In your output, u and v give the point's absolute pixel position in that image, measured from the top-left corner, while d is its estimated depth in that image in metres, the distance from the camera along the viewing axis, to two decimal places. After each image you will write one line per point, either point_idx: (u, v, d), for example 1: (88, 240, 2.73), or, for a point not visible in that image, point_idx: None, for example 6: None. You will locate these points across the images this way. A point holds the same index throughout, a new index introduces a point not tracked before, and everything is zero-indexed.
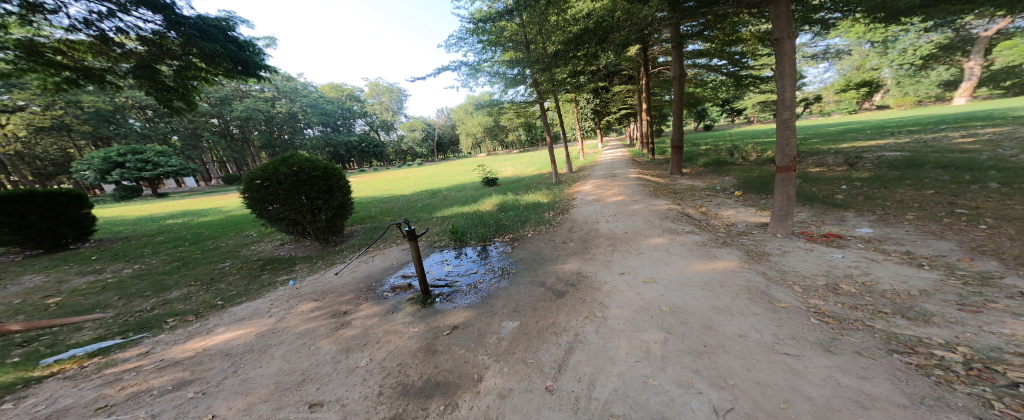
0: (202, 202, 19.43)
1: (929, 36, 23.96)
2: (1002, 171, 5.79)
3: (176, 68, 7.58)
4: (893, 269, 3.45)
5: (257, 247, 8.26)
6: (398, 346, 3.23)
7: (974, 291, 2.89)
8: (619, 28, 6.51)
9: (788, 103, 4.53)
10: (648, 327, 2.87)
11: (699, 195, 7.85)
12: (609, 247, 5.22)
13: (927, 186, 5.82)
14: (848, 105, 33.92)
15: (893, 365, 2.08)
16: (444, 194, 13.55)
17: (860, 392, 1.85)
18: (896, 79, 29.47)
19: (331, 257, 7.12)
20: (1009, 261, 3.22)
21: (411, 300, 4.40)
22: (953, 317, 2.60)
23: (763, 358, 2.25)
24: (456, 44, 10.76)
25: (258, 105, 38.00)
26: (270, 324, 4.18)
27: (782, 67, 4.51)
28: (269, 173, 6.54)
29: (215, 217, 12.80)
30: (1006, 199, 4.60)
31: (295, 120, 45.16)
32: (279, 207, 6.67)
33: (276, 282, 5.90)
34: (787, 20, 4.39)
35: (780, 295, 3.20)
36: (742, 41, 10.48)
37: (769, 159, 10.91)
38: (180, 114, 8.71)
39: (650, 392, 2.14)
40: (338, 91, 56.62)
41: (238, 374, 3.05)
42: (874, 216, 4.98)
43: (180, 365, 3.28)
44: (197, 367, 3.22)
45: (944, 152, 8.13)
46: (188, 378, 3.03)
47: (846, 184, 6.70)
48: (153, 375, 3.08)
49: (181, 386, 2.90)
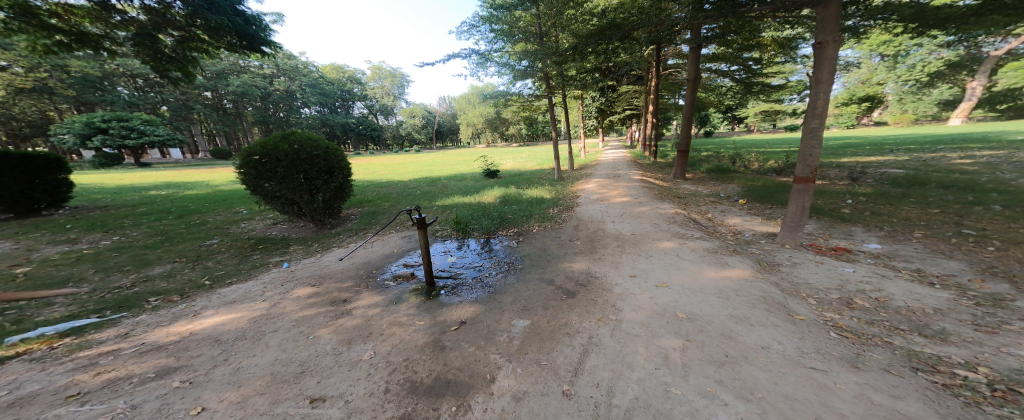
0: (189, 174, 18.82)
1: (939, 54, 24.35)
2: (1003, 194, 5.92)
3: (178, 39, 7.25)
4: (904, 287, 3.46)
5: (247, 226, 7.95)
6: (403, 340, 3.10)
7: (988, 312, 2.88)
8: (648, 24, 6.43)
9: (819, 111, 4.53)
10: (665, 333, 2.81)
11: (703, 201, 7.86)
12: (618, 248, 5.15)
13: (930, 204, 5.91)
14: (848, 120, 34.67)
15: (921, 384, 2.02)
16: (444, 183, 13.36)
17: (893, 411, 1.80)
18: (898, 95, 30.10)
19: (327, 241, 6.90)
20: (1019, 284, 3.25)
21: (415, 291, 4.26)
22: (970, 336, 2.56)
23: (789, 371, 2.19)
24: (468, 31, 10.48)
25: (254, 81, 36.83)
26: (264, 309, 3.99)
27: (821, 73, 4.52)
28: (267, 148, 6.26)
29: (202, 191, 12.31)
30: (1010, 222, 4.71)
31: (291, 99, 43.92)
32: (275, 185, 6.41)
33: (269, 263, 5.68)
34: (834, 23, 4.37)
35: (796, 306, 3.17)
36: (760, 46, 10.49)
37: (771, 169, 11.05)
38: (178, 86, 8.34)
39: (673, 401, 2.06)
40: (339, 72, 55.31)
41: (230, 363, 2.87)
42: (881, 232, 5.01)
43: (163, 350, 3.08)
44: (183, 354, 3.02)
45: (945, 171, 8.30)
46: (173, 365, 2.84)
47: (850, 199, 6.77)
48: (132, 360, 2.88)
49: (164, 374, 2.71)
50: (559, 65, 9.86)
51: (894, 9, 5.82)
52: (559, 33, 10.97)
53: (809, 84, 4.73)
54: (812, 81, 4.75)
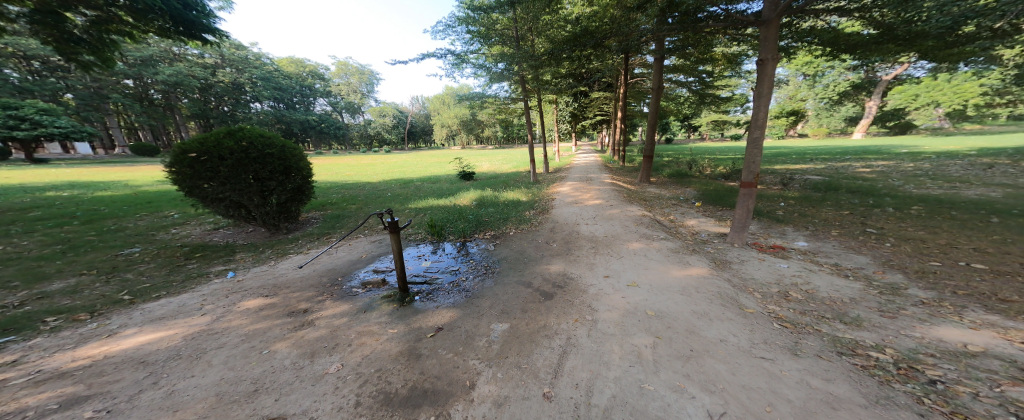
0: (102, 172, 16.09)
1: (847, 75, 28.84)
2: (895, 198, 7.15)
3: (92, 19, 6.25)
4: (828, 279, 4.02)
5: (179, 232, 7.00)
6: (375, 350, 2.94)
7: (889, 299, 3.45)
8: (618, 34, 6.87)
9: (760, 123, 5.14)
10: (637, 331, 3.01)
11: (665, 203, 8.47)
12: (591, 249, 5.37)
13: (844, 207, 6.95)
14: (778, 131, 39.46)
15: (845, 367, 2.37)
16: (417, 185, 12.95)
17: (827, 394, 2.09)
18: (816, 111, 34.98)
19: (282, 246, 6.32)
20: (910, 275, 3.94)
21: (386, 298, 4.08)
22: (878, 321, 3.05)
23: (744, 363, 2.47)
24: (444, 31, 10.31)
25: (192, 71, 32.81)
26: (206, 324, 3.55)
27: (762, 88, 5.16)
28: (208, 145, 5.58)
29: (121, 192, 10.59)
30: (900, 222, 5.72)
31: (238, 92, 39.75)
32: (217, 186, 5.74)
33: (210, 273, 5.06)
34: (774, 44, 5.00)
35: (745, 301, 3.56)
36: (712, 61, 11.56)
37: (721, 174, 12.24)
38: (90, 71, 7.14)
39: (647, 397, 2.19)
40: (297, 65, 51.80)
41: (161, 387, 2.51)
42: (808, 231, 5.78)
43: (70, 377, 2.60)
44: (98, 379, 2.57)
45: (853, 178, 9.84)
46: (84, 393, 2.40)
47: (784, 202, 7.73)
48: (27, 391, 2.39)
49: (74, 404, 2.30)
50: (535, 69, 10.08)
51: (818, 34, 6.79)
52: (534, 38, 11.19)
53: (753, 97, 5.36)
54: (755, 96, 5.39)
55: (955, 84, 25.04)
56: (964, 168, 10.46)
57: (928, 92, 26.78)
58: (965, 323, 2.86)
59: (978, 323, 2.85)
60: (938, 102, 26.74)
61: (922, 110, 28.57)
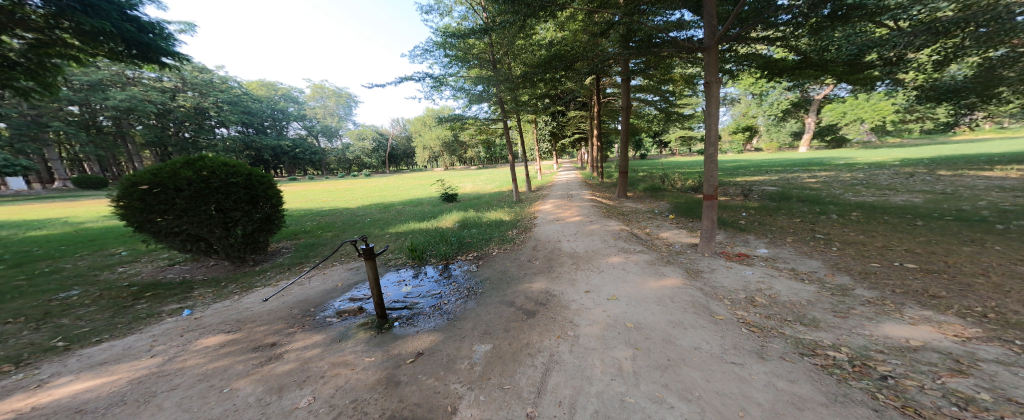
0: (35, 210, 14.47)
1: (787, 95, 32.31)
2: (839, 206, 7.92)
3: (31, 42, 5.86)
4: (787, 284, 4.33)
5: (127, 271, 6.39)
6: (350, 380, 2.80)
7: (841, 300, 3.77)
8: (584, 58, 7.45)
9: (713, 139, 5.61)
10: (618, 344, 3.09)
11: (642, 217, 8.87)
12: (572, 265, 5.48)
13: (796, 214, 7.62)
14: (737, 146, 42.98)
15: (807, 367, 2.55)
16: (399, 208, 12.75)
17: (792, 394, 2.23)
18: (766, 127, 38.55)
19: (247, 279, 5.94)
20: (855, 276, 4.34)
21: (363, 325, 3.92)
22: (832, 321, 3.31)
23: (716, 369, 2.60)
24: (421, 55, 10.53)
25: (148, 95, 30.94)
26: (157, 365, 3.22)
27: (710, 107, 5.73)
28: (162, 176, 5.24)
29: (57, 230, 9.55)
30: (844, 228, 6.32)
31: (201, 117, 37.68)
32: (172, 219, 5.37)
33: (162, 312, 4.62)
34: (716, 68, 5.59)
35: (716, 307, 3.76)
36: (673, 81, 12.62)
37: (690, 187, 13.04)
38: (28, 97, 6.56)
39: (629, 410, 2.23)
40: (269, 90, 51.08)
41: None
42: (768, 239, 6.23)
43: None
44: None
45: (802, 188, 10.87)
46: None
47: (745, 211, 8.34)
48: None
49: None
50: (512, 91, 10.55)
51: (755, 59, 7.69)
52: (510, 61, 11.70)
53: (703, 115, 5.91)
54: (705, 113, 5.95)
55: (874, 103, 28.56)
56: (892, 177, 11.82)
57: (853, 110, 30.43)
58: (906, 319, 3.18)
59: (917, 319, 3.17)
60: (862, 119, 30.40)
61: (851, 126, 32.21)
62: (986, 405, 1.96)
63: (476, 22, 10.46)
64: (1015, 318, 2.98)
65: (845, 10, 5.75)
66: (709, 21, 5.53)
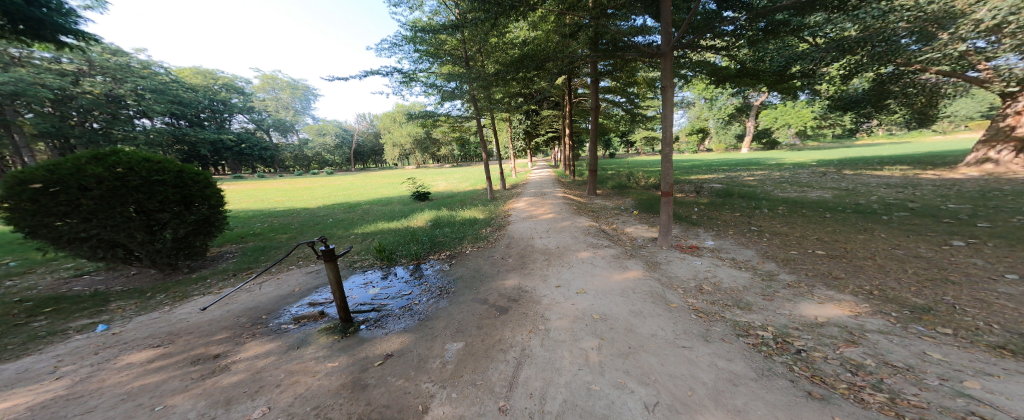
0: None
1: (733, 100, 35.83)
2: (774, 201, 9.02)
3: None
4: (728, 271, 4.89)
5: (18, 285, 5.32)
6: (311, 387, 2.68)
7: (769, 284, 4.35)
8: (553, 59, 7.60)
9: (669, 141, 6.05)
10: (585, 335, 3.30)
11: (610, 213, 9.37)
12: (544, 261, 5.67)
13: (739, 209, 8.56)
14: (690, 146, 46.86)
15: (741, 346, 2.93)
16: (365, 208, 12.11)
17: (729, 372, 2.57)
18: (715, 129, 42.45)
19: (183, 288, 5.29)
20: (780, 263, 5.03)
21: (325, 330, 3.73)
22: (762, 304, 3.82)
23: (669, 353, 2.89)
24: (389, 49, 10.00)
25: (40, 77, 25.03)
26: (66, 386, 2.79)
27: (666, 111, 6.15)
28: (62, 173, 4.46)
29: None
30: (775, 220, 7.23)
31: (115, 104, 32.00)
32: (79, 222, 4.63)
33: (69, 329, 3.97)
34: (671, 73, 6.02)
35: (671, 296, 4.14)
36: (637, 84, 13.36)
37: (652, 185, 14.00)
38: None
39: (594, 398, 2.41)
40: (206, 79, 46.04)
41: None
42: (715, 232, 6.92)
43: None
44: None
45: (744, 185, 12.25)
46: None
47: (697, 207, 9.17)
48: None
49: None
50: (485, 89, 10.41)
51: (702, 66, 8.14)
52: (484, 59, 11.51)
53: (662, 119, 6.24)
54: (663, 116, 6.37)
55: (798, 111, 33.12)
56: (813, 175, 13.71)
57: (782, 117, 34.86)
58: (816, 299, 3.77)
59: (824, 298, 3.77)
60: (791, 125, 34.78)
61: (782, 130, 36.64)
62: (871, 370, 2.42)
63: (450, 17, 10.22)
64: (893, 294, 3.68)
65: (775, 26, 6.46)
66: (666, 28, 5.91)
